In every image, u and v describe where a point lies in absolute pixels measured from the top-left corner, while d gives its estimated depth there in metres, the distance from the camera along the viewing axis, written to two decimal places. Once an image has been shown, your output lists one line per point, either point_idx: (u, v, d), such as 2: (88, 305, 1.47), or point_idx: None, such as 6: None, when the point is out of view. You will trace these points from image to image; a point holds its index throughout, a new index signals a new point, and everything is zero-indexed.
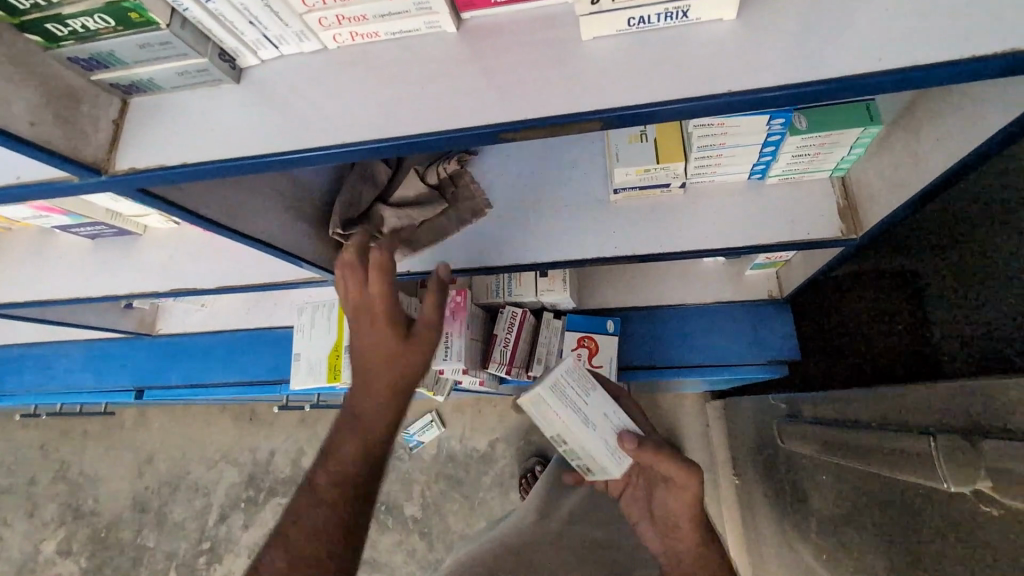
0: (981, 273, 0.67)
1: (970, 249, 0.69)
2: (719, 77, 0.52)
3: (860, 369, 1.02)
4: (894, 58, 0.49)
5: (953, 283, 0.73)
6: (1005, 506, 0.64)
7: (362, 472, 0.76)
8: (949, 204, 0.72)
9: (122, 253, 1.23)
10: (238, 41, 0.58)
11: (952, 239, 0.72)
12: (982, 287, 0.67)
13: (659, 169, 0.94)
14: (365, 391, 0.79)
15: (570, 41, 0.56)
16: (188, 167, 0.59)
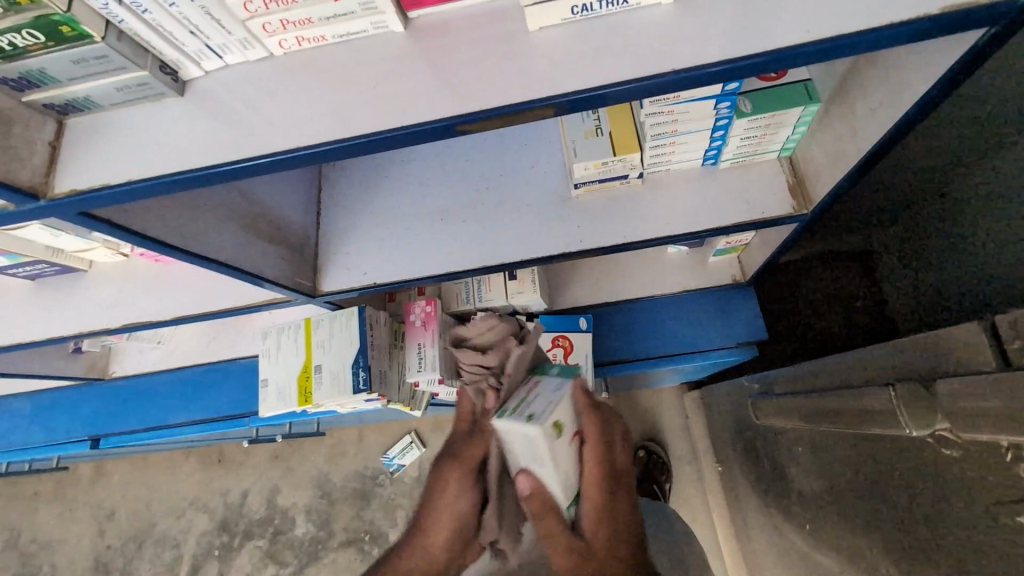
0: (973, 203, 0.91)
1: (955, 186, 0.94)
2: (664, 58, 0.54)
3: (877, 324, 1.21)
4: (821, 30, 0.53)
5: (950, 213, 0.96)
6: (963, 445, 0.67)
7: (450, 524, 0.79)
8: (937, 153, 0.96)
9: (66, 292, 1.17)
10: (180, 53, 0.57)
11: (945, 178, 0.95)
12: (978, 211, 0.90)
13: (616, 161, 0.97)
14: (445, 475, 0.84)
15: (517, 34, 0.57)
16: (135, 182, 0.57)
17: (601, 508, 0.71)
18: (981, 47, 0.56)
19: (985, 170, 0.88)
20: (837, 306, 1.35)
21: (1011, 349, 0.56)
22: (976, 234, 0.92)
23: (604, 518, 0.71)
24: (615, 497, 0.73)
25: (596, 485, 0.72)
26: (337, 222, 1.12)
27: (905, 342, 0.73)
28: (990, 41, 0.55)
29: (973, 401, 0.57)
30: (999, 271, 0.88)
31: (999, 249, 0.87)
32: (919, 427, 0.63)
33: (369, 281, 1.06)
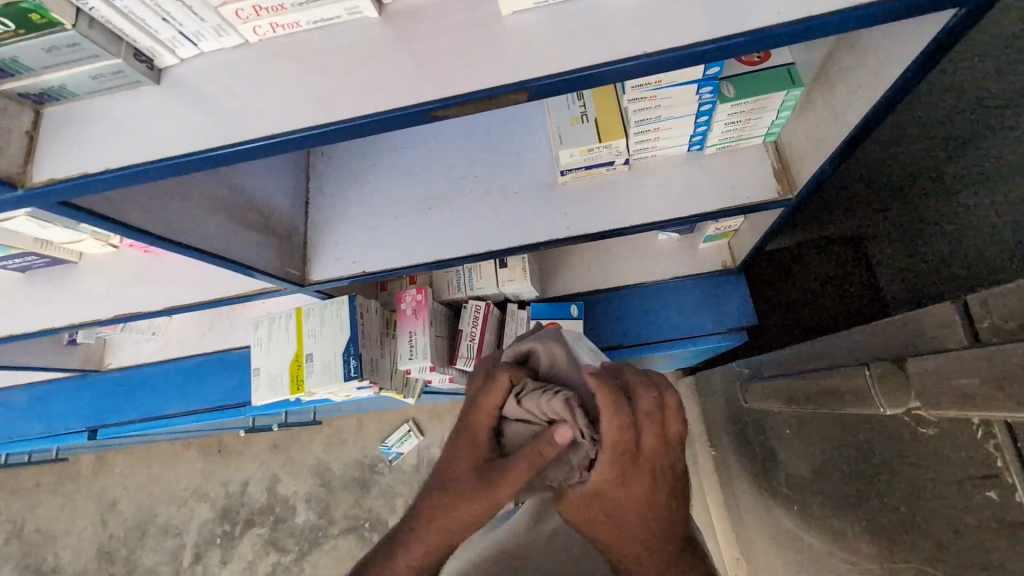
0: (945, 197, 0.85)
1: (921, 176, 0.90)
2: (637, 40, 0.54)
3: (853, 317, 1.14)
4: (795, 11, 0.53)
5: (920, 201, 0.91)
6: (938, 423, 0.67)
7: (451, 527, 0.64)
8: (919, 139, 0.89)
9: (57, 284, 1.17)
10: (154, 40, 0.56)
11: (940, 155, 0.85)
12: (942, 201, 0.86)
13: (602, 148, 0.97)
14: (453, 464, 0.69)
15: (491, 19, 0.57)
16: (112, 172, 0.57)
17: (620, 480, 0.62)
18: (954, 27, 0.56)
19: (963, 157, 0.81)
20: (814, 296, 1.28)
21: (981, 329, 0.56)
22: (938, 225, 0.87)
23: (625, 485, 0.62)
24: (637, 473, 0.62)
25: (612, 462, 0.62)
26: (325, 212, 1.12)
27: (883, 324, 0.74)
28: (962, 21, 0.55)
29: (942, 380, 0.57)
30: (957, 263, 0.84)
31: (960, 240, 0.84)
32: (892, 406, 0.64)
33: (358, 270, 1.06)
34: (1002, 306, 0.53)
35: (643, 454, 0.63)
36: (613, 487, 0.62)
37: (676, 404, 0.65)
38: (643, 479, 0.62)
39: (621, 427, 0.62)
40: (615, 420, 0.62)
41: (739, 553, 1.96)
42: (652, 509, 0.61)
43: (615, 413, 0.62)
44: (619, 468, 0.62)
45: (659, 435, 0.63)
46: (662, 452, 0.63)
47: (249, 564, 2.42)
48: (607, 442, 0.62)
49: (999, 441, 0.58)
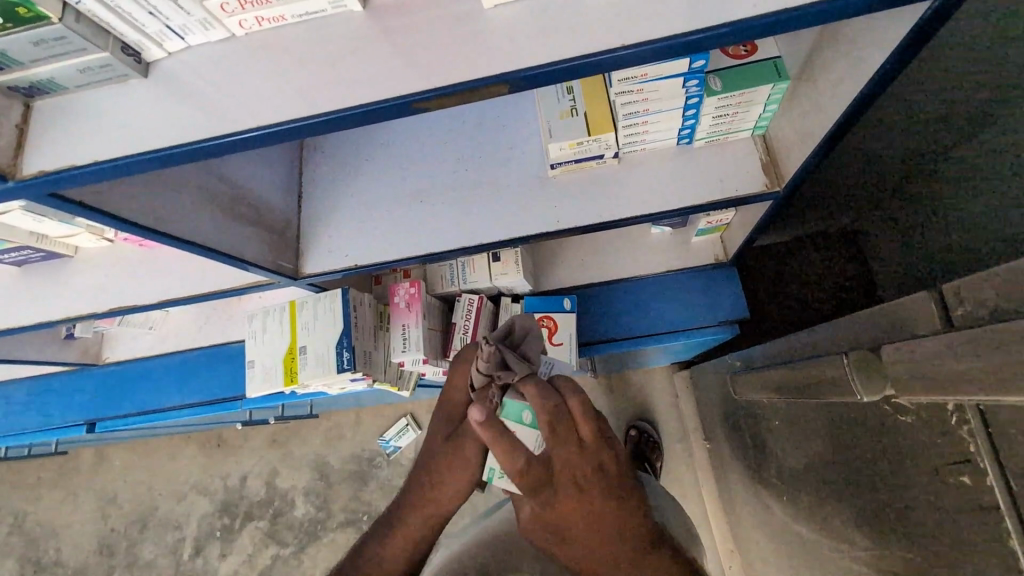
0: (948, 185, 0.98)
1: (915, 170, 1.04)
2: (617, 33, 0.55)
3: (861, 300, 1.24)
4: (771, 4, 0.54)
5: (921, 190, 1.04)
6: (917, 410, 0.68)
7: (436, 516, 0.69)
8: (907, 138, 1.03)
9: (54, 277, 1.18)
10: (140, 34, 0.57)
11: (942, 146, 0.98)
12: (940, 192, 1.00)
13: (591, 141, 0.98)
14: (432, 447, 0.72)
15: (473, 12, 0.58)
16: (101, 164, 0.58)
17: (544, 508, 0.62)
18: (929, 21, 0.57)
19: (962, 150, 0.95)
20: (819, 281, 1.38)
21: (955, 316, 0.57)
22: (940, 208, 1.00)
23: (550, 508, 0.62)
24: (559, 493, 0.62)
25: (531, 493, 0.61)
26: (318, 206, 1.12)
27: (866, 314, 0.75)
28: (938, 14, 0.56)
29: (916, 367, 0.58)
30: (962, 241, 0.96)
31: (962, 222, 0.96)
32: (870, 393, 0.65)
33: (351, 263, 1.07)
34: (976, 293, 0.54)
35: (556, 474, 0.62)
36: (541, 511, 0.62)
37: (581, 411, 0.63)
38: (565, 496, 0.62)
39: (523, 470, 0.61)
40: (514, 465, 0.61)
41: (733, 544, 1.98)
42: (589, 512, 0.62)
43: (513, 458, 0.60)
44: (540, 497, 0.62)
45: (572, 445, 0.62)
46: (580, 460, 0.62)
47: (249, 557, 2.45)
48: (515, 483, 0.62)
49: (972, 426, 0.59)
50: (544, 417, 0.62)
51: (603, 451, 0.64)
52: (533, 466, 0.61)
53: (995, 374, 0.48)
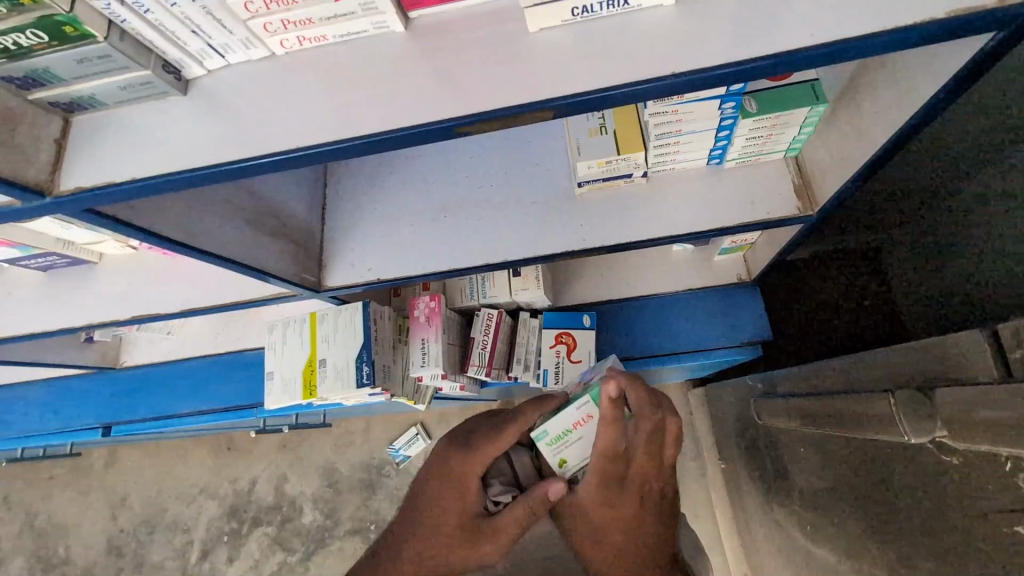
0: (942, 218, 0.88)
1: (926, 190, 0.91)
2: (663, 60, 0.53)
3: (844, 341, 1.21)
4: (826, 33, 0.52)
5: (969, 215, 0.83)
6: (964, 453, 0.66)
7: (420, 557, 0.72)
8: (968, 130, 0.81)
9: (77, 284, 1.19)
10: (182, 52, 0.57)
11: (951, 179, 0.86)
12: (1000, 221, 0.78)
13: (620, 160, 0.96)
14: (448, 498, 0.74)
15: (518, 35, 0.57)
16: (138, 181, 0.57)
17: (605, 500, 0.69)
18: (980, 58, 0.56)
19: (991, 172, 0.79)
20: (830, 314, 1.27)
21: (1013, 358, 0.55)
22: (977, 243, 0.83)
23: (612, 505, 0.69)
24: (624, 493, 0.70)
25: (603, 483, 0.70)
26: (342, 218, 1.12)
27: (908, 347, 0.72)
28: (992, 50, 0.55)
29: (976, 411, 0.56)
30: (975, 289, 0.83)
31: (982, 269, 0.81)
32: (918, 433, 0.63)
33: (373, 277, 1.07)
34: None
35: (632, 471, 0.71)
36: (599, 505, 0.70)
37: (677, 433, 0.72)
38: (629, 500, 0.69)
39: (612, 451, 0.69)
40: (609, 443, 0.69)
41: (748, 569, 1.93)
42: (632, 527, 0.69)
43: (611, 437, 0.69)
44: (610, 487, 0.69)
45: (656, 457, 0.71)
46: (654, 476, 0.71)
47: (255, 563, 2.44)
48: (598, 461, 0.70)
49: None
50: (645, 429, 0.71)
51: (669, 475, 0.73)
52: (619, 455, 0.70)
53: None
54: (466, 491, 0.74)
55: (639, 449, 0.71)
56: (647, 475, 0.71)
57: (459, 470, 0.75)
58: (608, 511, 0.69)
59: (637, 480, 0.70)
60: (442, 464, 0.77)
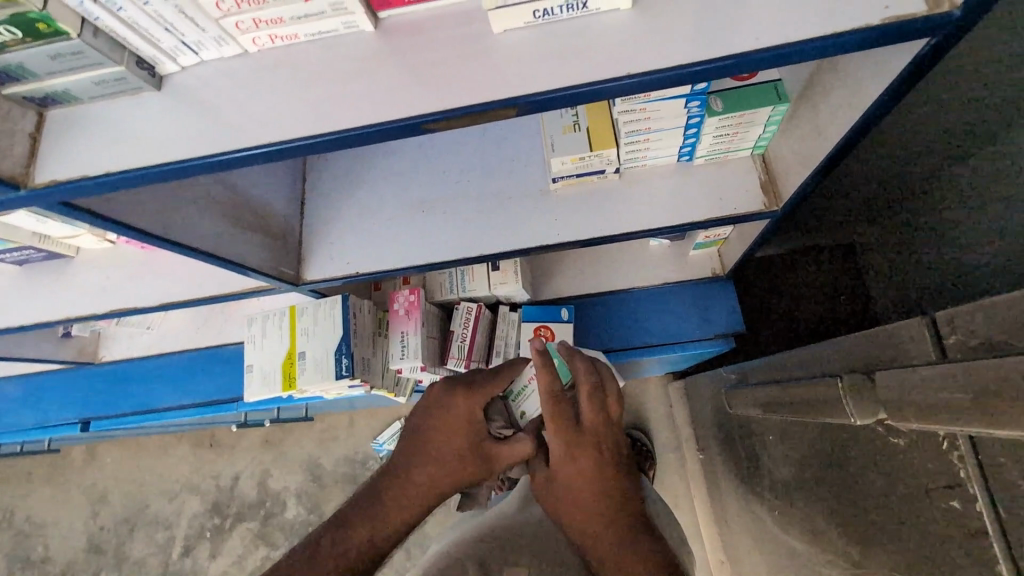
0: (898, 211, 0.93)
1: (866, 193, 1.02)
2: (620, 62, 0.55)
3: (805, 331, 1.34)
4: (772, 37, 0.53)
5: (934, 202, 0.86)
6: (908, 434, 0.69)
7: (430, 494, 0.73)
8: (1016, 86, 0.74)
9: (55, 277, 1.18)
10: (156, 49, 0.58)
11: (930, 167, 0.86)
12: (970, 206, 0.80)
13: (593, 157, 0.99)
14: (455, 435, 0.79)
15: (483, 36, 0.59)
16: (113, 175, 0.59)
17: (566, 452, 0.74)
18: (914, 69, 0.59)
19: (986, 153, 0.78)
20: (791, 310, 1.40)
21: (949, 342, 0.59)
22: (952, 223, 0.83)
23: (574, 458, 0.73)
24: (581, 446, 0.74)
25: (561, 435, 0.74)
26: (321, 213, 1.13)
27: (861, 336, 0.76)
28: (922, 61, 0.58)
29: (909, 394, 0.59)
30: (941, 279, 0.84)
31: (948, 263, 0.83)
32: (862, 418, 0.67)
33: (353, 271, 1.08)
34: (969, 321, 0.56)
35: (585, 426, 0.76)
36: (562, 459, 0.74)
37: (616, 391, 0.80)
38: (586, 451, 0.74)
39: (556, 397, 0.75)
40: (551, 389, 0.74)
41: (726, 558, 1.98)
42: (597, 480, 0.72)
43: (551, 383, 0.74)
44: (566, 439, 0.74)
45: (602, 412, 0.77)
46: (601, 428, 0.76)
47: (238, 558, 2.44)
48: (548, 409, 0.75)
49: (963, 453, 0.60)
50: (590, 381, 0.78)
51: (619, 432, 0.78)
52: (564, 403, 0.75)
53: (997, 415, 0.48)
54: (470, 421, 0.81)
55: (584, 399, 0.77)
56: (597, 425, 0.76)
57: (463, 408, 0.82)
58: (575, 464, 0.73)
59: (589, 433, 0.75)
60: (445, 399, 0.83)
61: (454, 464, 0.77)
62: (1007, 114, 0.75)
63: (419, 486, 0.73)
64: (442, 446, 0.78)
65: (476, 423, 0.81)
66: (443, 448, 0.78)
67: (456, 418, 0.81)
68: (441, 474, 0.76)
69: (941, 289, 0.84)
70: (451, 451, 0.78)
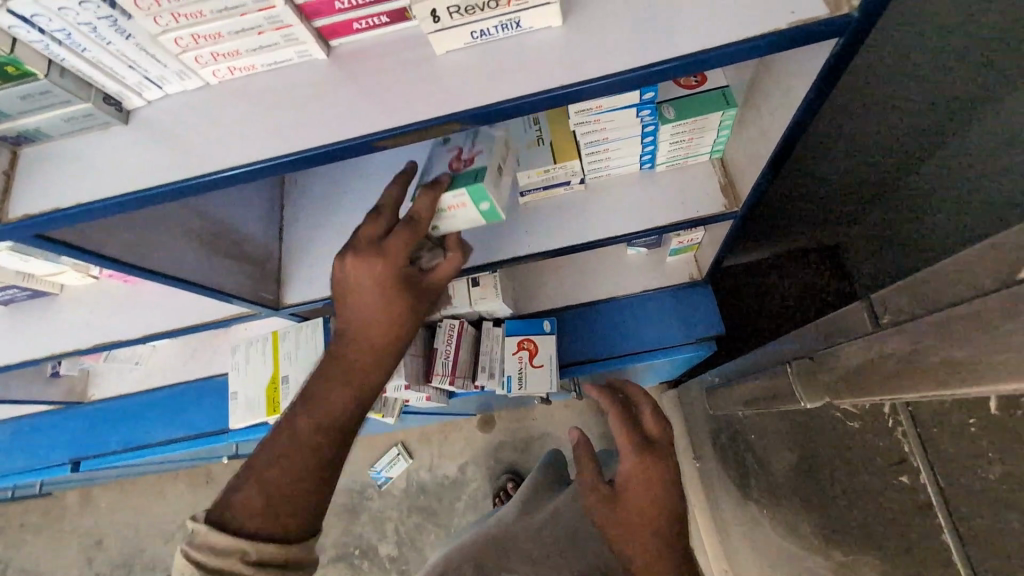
0: (929, 168, 1.10)
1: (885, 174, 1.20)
2: (553, 75, 0.59)
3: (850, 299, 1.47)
4: (690, 46, 0.57)
5: (950, 160, 1.04)
6: (862, 414, 0.70)
7: (372, 366, 0.78)
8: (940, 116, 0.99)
9: (40, 315, 1.20)
10: (122, 86, 0.62)
11: (924, 141, 1.06)
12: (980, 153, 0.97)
13: (558, 169, 1.03)
14: (377, 304, 0.77)
15: (428, 58, 0.63)
16: (80, 207, 0.62)
17: (640, 462, 0.93)
18: (826, 77, 0.63)
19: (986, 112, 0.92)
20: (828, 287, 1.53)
21: (882, 319, 0.61)
22: (976, 167, 0.99)
23: (646, 466, 0.93)
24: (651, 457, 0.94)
25: (635, 448, 0.94)
26: (298, 237, 1.16)
27: (817, 323, 0.78)
28: (836, 65, 0.61)
29: (851, 373, 0.61)
30: (991, 211, 0.99)
31: (990, 198, 0.98)
32: (810, 401, 0.71)
33: (331, 291, 1.10)
34: (899, 300, 0.58)
35: (649, 439, 0.97)
36: (636, 468, 0.93)
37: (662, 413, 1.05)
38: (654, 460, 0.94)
39: (621, 413, 0.99)
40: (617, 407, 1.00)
41: (728, 568, 1.95)
42: (665, 482, 0.92)
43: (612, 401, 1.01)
44: (639, 448, 0.94)
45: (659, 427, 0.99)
46: (661, 441, 0.97)
47: None
48: (619, 424, 0.97)
49: (903, 426, 0.61)
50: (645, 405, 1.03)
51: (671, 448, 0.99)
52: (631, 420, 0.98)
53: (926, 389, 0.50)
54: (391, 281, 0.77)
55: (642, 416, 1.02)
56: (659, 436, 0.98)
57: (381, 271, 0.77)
58: (649, 471, 0.92)
59: (653, 442, 0.97)
60: (359, 267, 0.77)
61: (390, 328, 0.79)
62: (977, 100, 0.91)
63: (359, 359, 0.77)
64: (367, 309, 0.78)
65: (401, 281, 0.78)
66: (371, 313, 0.78)
67: (378, 284, 0.77)
68: (375, 335, 0.78)
69: (994, 216, 0.98)
70: (383, 314, 0.78)
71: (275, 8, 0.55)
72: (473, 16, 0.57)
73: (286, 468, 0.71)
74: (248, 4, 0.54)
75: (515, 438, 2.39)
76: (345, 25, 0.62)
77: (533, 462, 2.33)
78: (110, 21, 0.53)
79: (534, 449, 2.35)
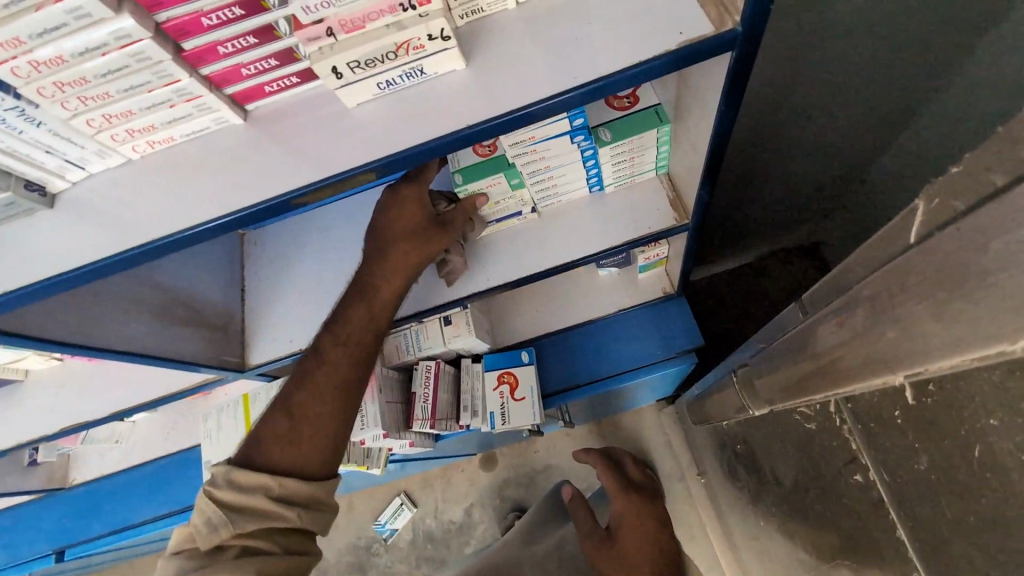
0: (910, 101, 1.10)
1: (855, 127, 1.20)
2: (459, 116, 0.60)
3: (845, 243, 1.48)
4: (586, 75, 0.58)
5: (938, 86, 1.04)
6: (817, 417, 0.69)
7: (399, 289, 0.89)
8: (911, 72, 1.03)
9: (7, 404, 1.19)
10: (43, 171, 0.63)
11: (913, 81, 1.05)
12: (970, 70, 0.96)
13: (506, 200, 1.04)
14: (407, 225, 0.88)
15: (341, 113, 0.64)
16: (7, 295, 0.62)
17: (631, 505, 1.06)
18: (731, 88, 0.64)
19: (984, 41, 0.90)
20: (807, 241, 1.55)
21: (805, 304, 0.66)
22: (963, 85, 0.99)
23: (638, 512, 1.04)
24: (640, 505, 1.06)
25: (625, 495, 1.08)
26: (258, 295, 1.15)
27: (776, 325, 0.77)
28: (737, 76, 0.62)
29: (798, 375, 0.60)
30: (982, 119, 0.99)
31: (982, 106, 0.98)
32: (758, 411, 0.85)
33: (296, 347, 1.08)
34: (827, 293, 0.60)
35: (635, 489, 1.11)
36: (630, 512, 1.04)
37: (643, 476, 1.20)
38: (644, 508, 1.05)
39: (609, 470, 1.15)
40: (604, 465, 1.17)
41: None
42: (656, 528, 1.02)
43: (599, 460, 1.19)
44: (630, 497, 1.08)
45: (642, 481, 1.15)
46: (647, 494, 1.11)
47: None
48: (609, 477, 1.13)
49: (847, 420, 0.61)
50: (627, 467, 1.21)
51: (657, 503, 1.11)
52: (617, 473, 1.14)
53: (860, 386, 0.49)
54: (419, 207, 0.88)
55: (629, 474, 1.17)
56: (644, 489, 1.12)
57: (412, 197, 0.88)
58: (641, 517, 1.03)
59: (640, 494, 1.10)
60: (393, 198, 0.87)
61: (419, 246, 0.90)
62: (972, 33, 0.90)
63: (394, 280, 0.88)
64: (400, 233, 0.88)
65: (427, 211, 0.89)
66: (401, 240, 0.88)
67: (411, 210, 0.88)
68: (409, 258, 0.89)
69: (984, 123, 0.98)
70: (413, 235, 0.89)
71: (181, 81, 0.57)
72: (374, 69, 0.59)
73: (306, 400, 0.81)
74: (154, 81, 0.56)
75: (517, 474, 2.33)
76: (256, 89, 0.63)
77: (537, 497, 2.27)
78: (18, 112, 0.54)
79: (538, 483, 2.29)
